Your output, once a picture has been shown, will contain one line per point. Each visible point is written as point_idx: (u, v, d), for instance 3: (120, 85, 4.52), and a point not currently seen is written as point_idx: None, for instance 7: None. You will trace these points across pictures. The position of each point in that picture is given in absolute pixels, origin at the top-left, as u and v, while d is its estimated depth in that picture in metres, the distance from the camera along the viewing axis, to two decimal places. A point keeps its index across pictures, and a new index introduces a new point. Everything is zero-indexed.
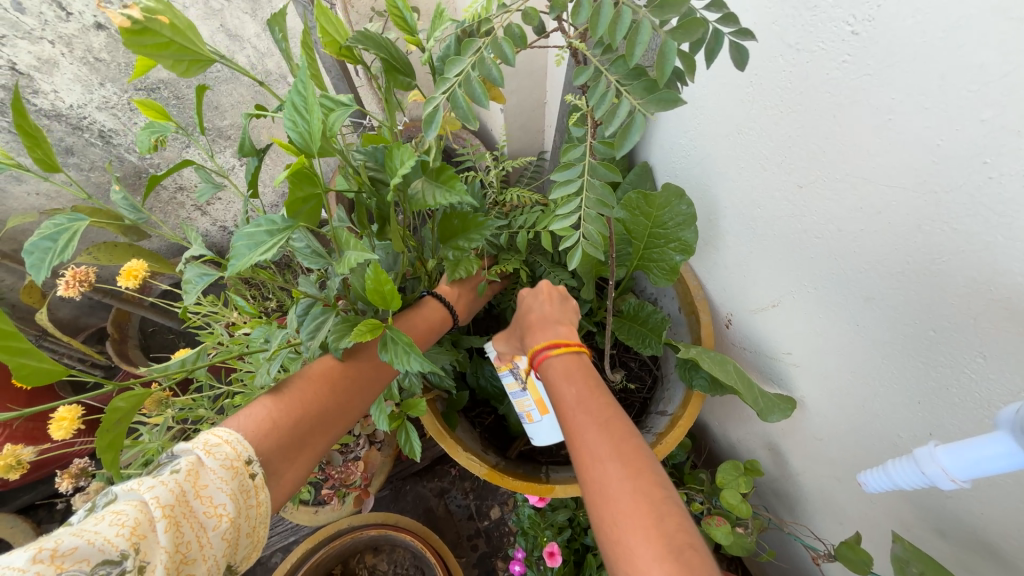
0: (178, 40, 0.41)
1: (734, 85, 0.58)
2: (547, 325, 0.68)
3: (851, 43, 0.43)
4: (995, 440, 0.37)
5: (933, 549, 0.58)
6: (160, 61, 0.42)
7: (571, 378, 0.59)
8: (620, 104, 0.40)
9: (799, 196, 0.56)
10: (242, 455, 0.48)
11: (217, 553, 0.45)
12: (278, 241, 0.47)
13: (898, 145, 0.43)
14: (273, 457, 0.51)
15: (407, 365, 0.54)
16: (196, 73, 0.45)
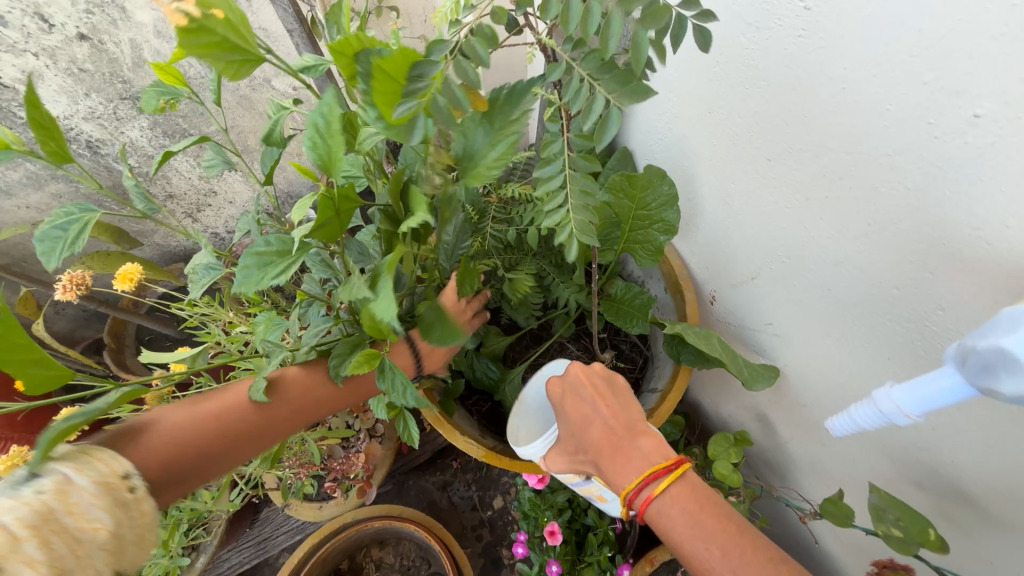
0: (230, 38, 0.41)
1: (702, 66, 0.60)
2: (625, 444, 0.61)
3: (805, 18, 0.46)
4: (946, 373, 0.40)
5: (912, 502, 0.60)
6: (210, 64, 0.41)
7: (679, 504, 0.55)
8: (594, 98, 0.42)
9: (768, 168, 0.58)
10: (118, 470, 0.47)
11: (96, 563, 0.45)
12: (289, 262, 0.51)
13: (853, 113, 0.46)
14: (186, 459, 0.53)
15: (404, 401, 0.55)
16: (246, 74, 0.45)
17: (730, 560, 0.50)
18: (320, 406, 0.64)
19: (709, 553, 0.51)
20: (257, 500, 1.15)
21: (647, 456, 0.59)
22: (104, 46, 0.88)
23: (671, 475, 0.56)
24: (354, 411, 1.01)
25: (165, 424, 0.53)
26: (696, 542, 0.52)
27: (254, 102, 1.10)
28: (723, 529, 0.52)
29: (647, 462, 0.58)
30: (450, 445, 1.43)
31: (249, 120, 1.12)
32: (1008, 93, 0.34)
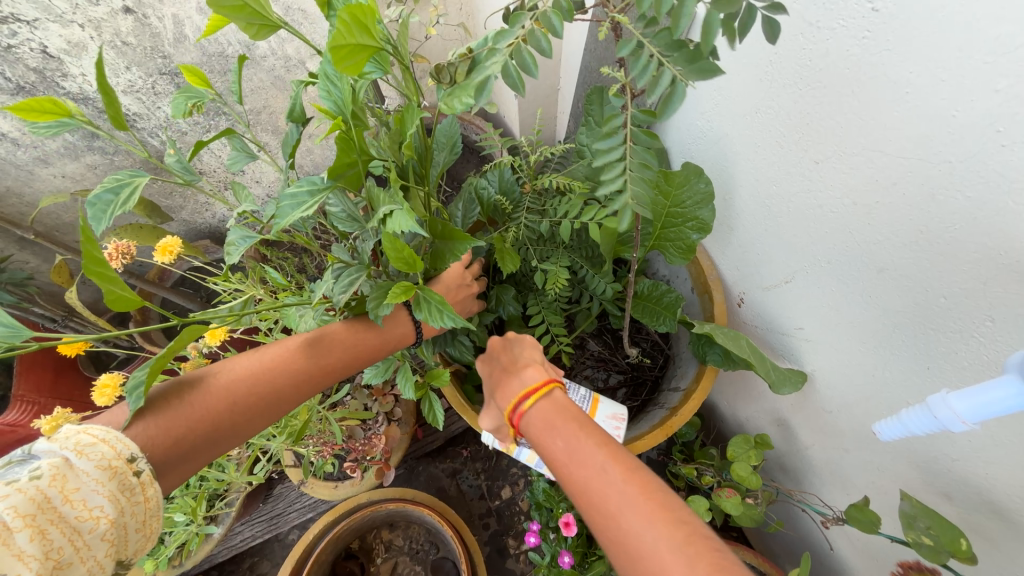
0: (252, 6, 0.48)
1: (753, 64, 0.60)
2: (517, 377, 0.67)
3: (871, 20, 0.45)
4: (1003, 383, 0.42)
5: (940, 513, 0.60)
6: (236, 24, 0.49)
7: (543, 415, 0.60)
8: (662, 74, 0.42)
9: (816, 171, 0.58)
10: (123, 454, 0.47)
11: (97, 554, 0.45)
12: (316, 200, 0.55)
13: (915, 119, 0.45)
14: (206, 427, 0.53)
15: (441, 321, 0.58)
16: (264, 37, 0.52)
17: (577, 456, 0.53)
18: (336, 372, 0.63)
19: (556, 451, 0.56)
20: (273, 477, 1.16)
21: (524, 382, 0.65)
22: (147, 20, 0.88)
23: (536, 394, 0.62)
24: (374, 394, 1.02)
25: (191, 385, 0.54)
26: (552, 445, 0.56)
27: (288, 84, 1.10)
28: (576, 431, 0.56)
29: (522, 386, 0.64)
30: (460, 434, 1.44)
31: (281, 101, 1.13)
32: None
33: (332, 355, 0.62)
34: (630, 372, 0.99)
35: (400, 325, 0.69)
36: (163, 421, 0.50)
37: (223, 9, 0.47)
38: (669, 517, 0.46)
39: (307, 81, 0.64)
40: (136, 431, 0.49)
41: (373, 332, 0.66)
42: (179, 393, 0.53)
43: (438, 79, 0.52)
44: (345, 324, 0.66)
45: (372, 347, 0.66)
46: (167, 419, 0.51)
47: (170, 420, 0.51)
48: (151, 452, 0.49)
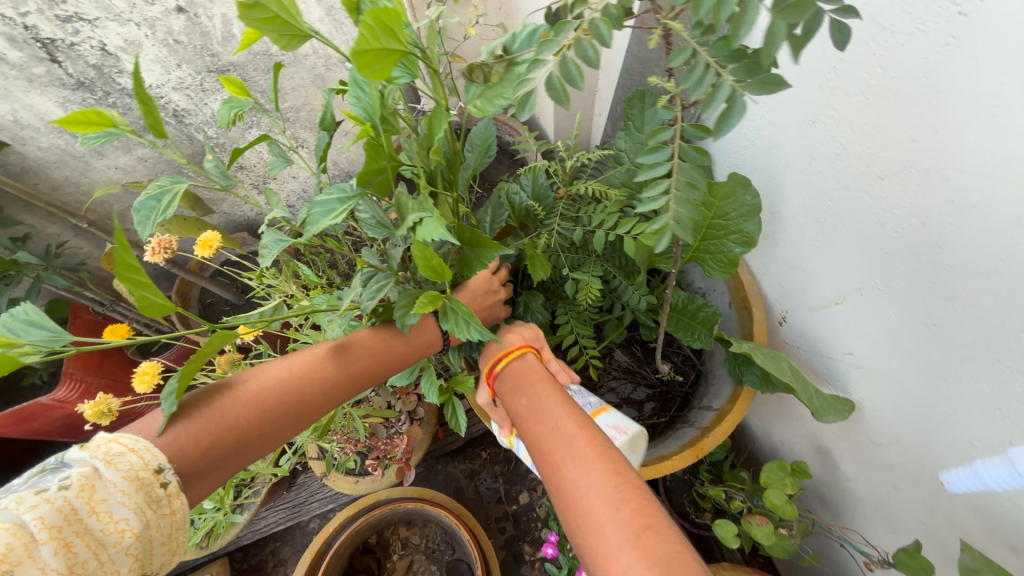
0: (282, 17, 0.48)
1: (812, 71, 0.56)
2: (498, 339, 0.72)
3: (956, 25, 0.41)
4: None
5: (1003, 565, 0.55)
6: (266, 35, 0.50)
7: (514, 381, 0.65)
8: (719, 87, 0.39)
9: (879, 187, 0.53)
10: (151, 464, 0.48)
11: (121, 568, 0.46)
12: (346, 208, 0.55)
13: (1001, 136, 0.41)
14: (235, 435, 0.53)
15: (466, 334, 0.58)
16: (295, 47, 0.53)
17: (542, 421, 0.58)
18: (362, 381, 0.63)
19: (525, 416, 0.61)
20: (296, 468, 1.18)
21: (502, 346, 0.70)
22: (198, 19, 0.91)
23: (509, 356, 0.67)
24: (397, 392, 1.03)
25: (222, 395, 0.54)
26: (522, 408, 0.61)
27: (327, 82, 1.12)
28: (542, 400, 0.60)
29: (498, 348, 0.69)
30: (481, 435, 1.44)
31: (320, 99, 1.15)
32: None
33: (358, 363, 0.62)
34: (659, 387, 0.96)
35: (426, 333, 0.68)
36: (195, 432, 0.51)
37: (254, 23, 0.47)
38: (608, 472, 0.50)
39: (337, 86, 0.64)
40: (168, 440, 0.50)
41: (398, 340, 0.66)
42: (210, 402, 0.54)
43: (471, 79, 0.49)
44: (371, 331, 0.65)
45: (397, 355, 0.65)
46: (198, 429, 0.51)
47: (201, 429, 0.52)
48: (182, 461, 0.50)
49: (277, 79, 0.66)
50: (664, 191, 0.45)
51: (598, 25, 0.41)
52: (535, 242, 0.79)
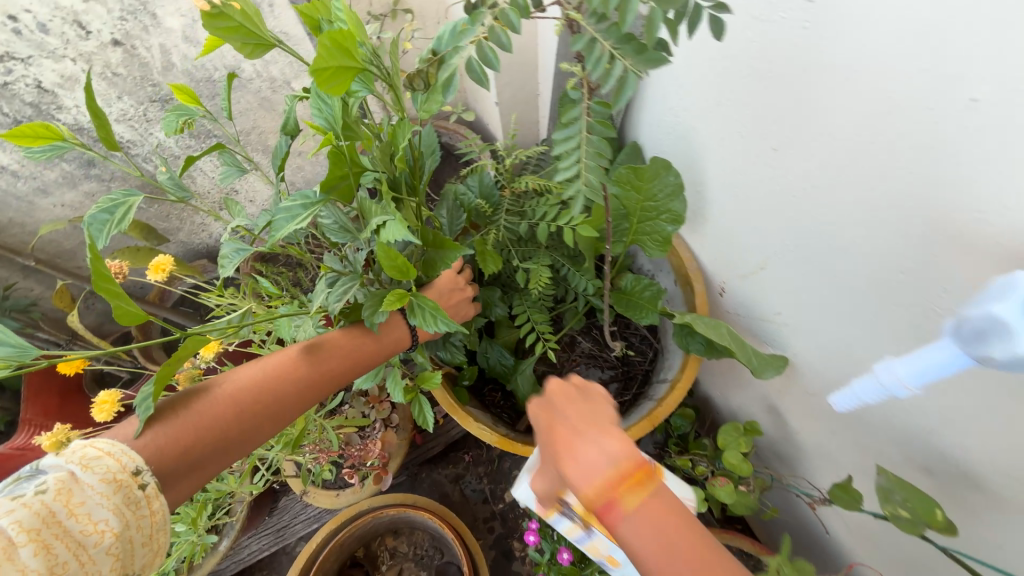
0: (245, 26, 0.51)
1: (708, 60, 0.62)
2: None
3: (809, 12, 0.47)
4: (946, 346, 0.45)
5: (924, 487, 0.60)
6: (230, 44, 0.52)
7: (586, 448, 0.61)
8: (613, 69, 0.44)
9: (776, 158, 0.59)
10: (128, 466, 0.49)
11: (103, 568, 0.47)
12: (310, 213, 0.58)
13: (860, 102, 0.47)
14: (211, 439, 0.55)
15: (435, 327, 0.61)
16: (259, 55, 0.55)
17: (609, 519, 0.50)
18: (334, 380, 0.65)
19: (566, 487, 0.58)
20: (274, 489, 1.15)
21: None
22: (136, 51, 0.92)
23: None
24: (371, 401, 1.04)
25: (197, 400, 0.56)
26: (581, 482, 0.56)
27: (275, 104, 1.13)
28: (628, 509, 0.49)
29: None
30: (462, 438, 1.45)
31: (269, 121, 1.16)
32: (1005, 77, 0.36)
33: (330, 363, 0.64)
34: (621, 367, 1.01)
35: (396, 331, 0.71)
36: (170, 435, 0.52)
37: (217, 32, 0.50)
38: None
39: (301, 94, 0.68)
40: (143, 443, 0.51)
41: (369, 337, 0.68)
42: (185, 407, 0.55)
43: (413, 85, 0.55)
44: (343, 331, 0.68)
45: (367, 353, 0.68)
46: (174, 433, 0.53)
47: (176, 432, 0.53)
48: (158, 464, 0.51)
49: (231, 88, 0.69)
50: (575, 160, 0.50)
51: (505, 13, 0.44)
52: (483, 239, 0.83)
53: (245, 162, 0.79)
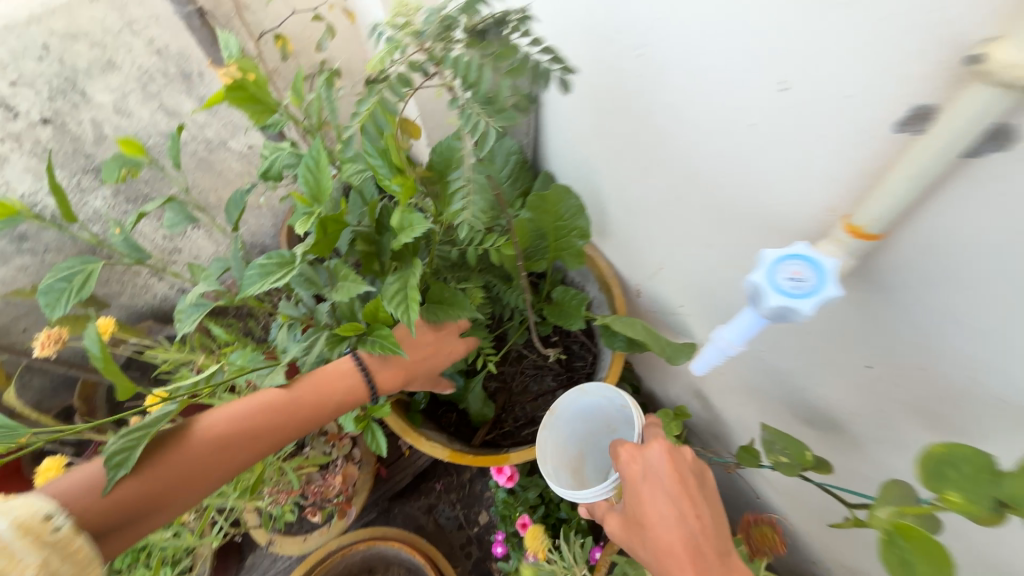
0: (253, 93, 0.57)
1: (584, 99, 0.73)
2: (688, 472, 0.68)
3: (640, 62, 0.58)
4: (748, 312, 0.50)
5: (810, 438, 0.70)
6: (243, 110, 0.58)
7: (680, 481, 0.63)
8: (483, 126, 0.48)
9: (648, 176, 0.70)
10: (38, 513, 0.51)
11: None
12: (286, 277, 0.55)
13: (684, 129, 0.58)
14: (178, 481, 0.59)
15: None
16: (267, 120, 0.61)
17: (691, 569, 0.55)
18: (304, 420, 0.68)
19: (651, 528, 0.60)
20: (235, 541, 1.09)
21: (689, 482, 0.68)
22: (67, 127, 0.92)
23: None
24: (331, 439, 1.05)
25: (182, 434, 0.61)
26: (681, 529, 0.58)
27: (212, 163, 1.13)
28: (706, 566, 0.55)
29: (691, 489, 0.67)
30: (431, 466, 1.44)
31: (208, 181, 1.15)
32: (766, 108, 0.47)
33: (303, 403, 0.68)
34: (565, 373, 1.08)
35: (390, 365, 0.73)
36: (139, 474, 0.57)
37: (232, 100, 0.56)
38: None
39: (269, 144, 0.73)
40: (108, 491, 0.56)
41: (348, 375, 0.72)
42: (171, 439, 0.60)
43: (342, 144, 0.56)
44: (325, 368, 0.71)
45: (337, 395, 0.70)
46: (141, 476, 0.57)
47: (143, 476, 0.57)
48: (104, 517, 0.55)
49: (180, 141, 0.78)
50: (462, 197, 0.58)
51: (391, 88, 0.49)
52: None
53: (194, 211, 0.80)
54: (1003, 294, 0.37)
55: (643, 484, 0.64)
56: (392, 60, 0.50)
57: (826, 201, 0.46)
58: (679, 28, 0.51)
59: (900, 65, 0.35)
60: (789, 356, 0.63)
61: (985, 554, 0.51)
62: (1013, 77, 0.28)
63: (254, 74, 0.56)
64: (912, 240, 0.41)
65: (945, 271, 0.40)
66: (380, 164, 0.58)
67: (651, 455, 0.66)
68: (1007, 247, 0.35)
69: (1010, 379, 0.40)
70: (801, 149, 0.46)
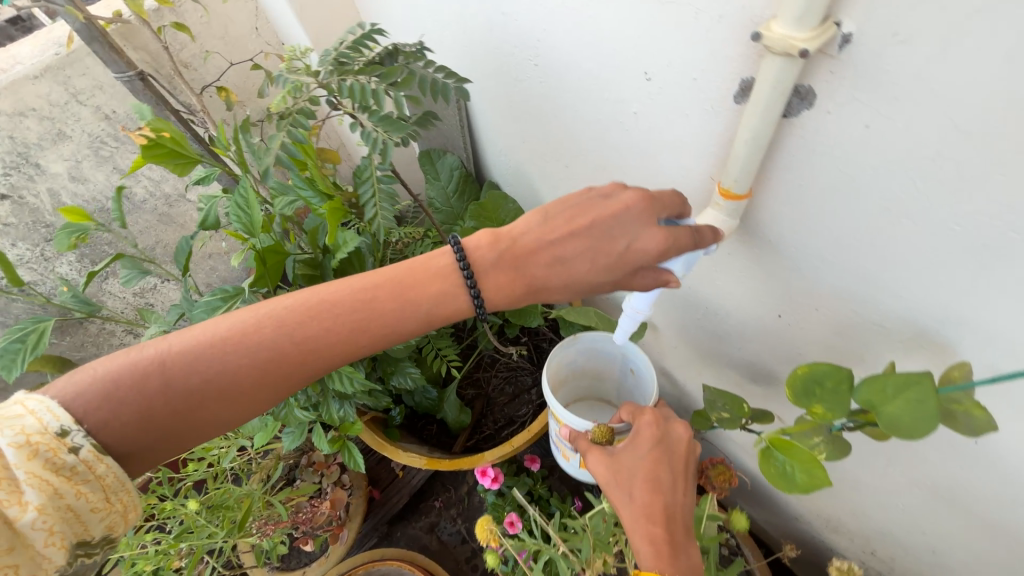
0: (170, 146, 0.59)
1: (506, 110, 0.79)
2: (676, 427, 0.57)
3: (539, 70, 0.65)
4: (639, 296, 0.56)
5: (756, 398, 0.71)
6: (164, 165, 0.60)
7: (685, 469, 0.53)
8: (385, 144, 0.59)
9: (570, 171, 0.74)
10: (50, 428, 0.38)
11: None
12: (230, 304, 0.59)
13: (584, 126, 0.64)
14: (152, 398, 0.42)
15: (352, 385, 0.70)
16: (191, 171, 0.63)
17: (648, 538, 0.48)
18: (349, 341, 0.46)
19: (628, 489, 0.52)
20: None
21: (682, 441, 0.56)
22: (24, 200, 0.91)
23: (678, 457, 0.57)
24: (317, 468, 1.04)
25: (184, 331, 0.44)
26: (661, 501, 0.50)
27: (175, 217, 1.14)
28: (667, 542, 0.47)
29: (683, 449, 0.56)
30: (428, 482, 1.22)
31: (173, 235, 1.16)
32: (640, 95, 0.52)
33: (326, 317, 0.46)
34: (538, 370, 1.11)
35: (541, 262, 0.47)
36: (124, 365, 0.42)
37: (151, 157, 0.58)
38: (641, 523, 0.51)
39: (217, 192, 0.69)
40: (103, 362, 0.43)
41: (450, 276, 0.48)
42: (165, 338, 0.44)
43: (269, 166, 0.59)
44: (370, 276, 0.48)
45: (424, 300, 0.48)
46: (132, 368, 0.42)
47: (139, 371, 0.42)
48: (107, 415, 0.41)
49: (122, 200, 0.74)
50: (373, 204, 0.65)
51: (295, 121, 0.57)
52: None
53: (146, 265, 0.82)
54: (852, 229, 0.42)
55: (645, 452, 0.53)
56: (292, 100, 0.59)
57: (705, 170, 0.51)
58: (566, 37, 0.57)
59: (722, 49, 0.41)
60: (720, 318, 0.66)
61: (924, 470, 0.54)
62: (787, 47, 0.33)
63: (164, 129, 0.57)
64: (776, 193, 0.46)
65: (807, 216, 0.45)
66: (312, 194, 0.64)
67: (672, 434, 0.55)
68: (841, 186, 0.41)
69: (884, 303, 0.45)
70: (673, 127, 0.51)
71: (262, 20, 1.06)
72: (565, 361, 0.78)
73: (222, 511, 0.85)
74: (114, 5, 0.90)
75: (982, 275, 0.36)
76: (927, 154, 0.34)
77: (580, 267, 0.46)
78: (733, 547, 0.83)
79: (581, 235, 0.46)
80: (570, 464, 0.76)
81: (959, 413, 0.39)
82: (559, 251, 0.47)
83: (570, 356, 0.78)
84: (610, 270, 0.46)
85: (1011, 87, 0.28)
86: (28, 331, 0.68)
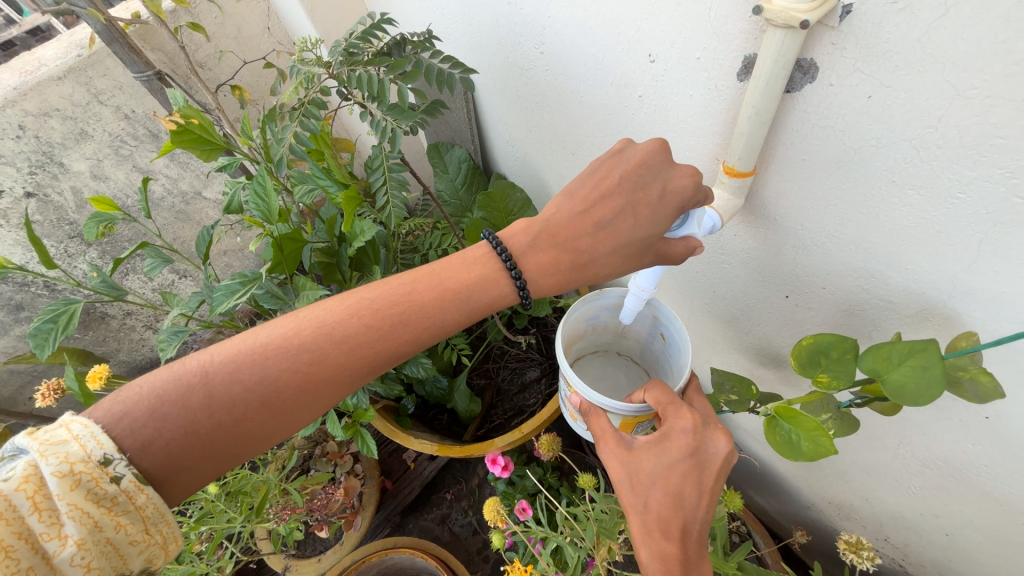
0: (197, 132, 0.60)
1: (511, 100, 0.80)
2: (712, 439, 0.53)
3: (544, 58, 0.66)
4: (653, 272, 0.56)
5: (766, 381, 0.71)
6: (189, 151, 0.62)
7: (713, 488, 0.51)
8: (393, 133, 0.62)
9: (577, 160, 0.74)
10: (94, 456, 0.37)
11: None
12: (248, 288, 0.60)
13: (591, 113, 0.65)
14: (195, 413, 0.41)
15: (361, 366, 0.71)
16: (216, 157, 0.65)
17: (659, 554, 0.48)
18: (392, 335, 0.46)
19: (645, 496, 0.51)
20: (251, 568, 1.07)
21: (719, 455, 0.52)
22: (49, 198, 0.94)
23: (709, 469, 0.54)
24: (331, 458, 1.04)
25: (221, 342, 0.44)
26: (680, 517, 0.49)
27: (191, 215, 1.17)
28: (680, 560, 0.47)
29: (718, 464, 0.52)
30: (440, 476, 1.24)
31: (190, 231, 1.19)
32: (645, 80, 0.53)
33: (369, 315, 0.46)
34: (547, 360, 1.12)
35: (584, 228, 0.48)
36: (167, 380, 0.41)
37: (179, 143, 0.60)
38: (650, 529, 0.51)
39: (236, 180, 0.71)
40: (144, 380, 0.41)
41: (487, 262, 0.49)
42: (204, 350, 0.43)
43: (288, 152, 0.61)
44: (406, 274, 0.48)
45: (462, 288, 0.48)
46: (174, 383, 0.41)
47: (182, 386, 0.41)
48: (153, 434, 0.39)
49: (147, 190, 0.75)
50: (383, 190, 0.67)
51: (307, 112, 0.60)
52: None
53: (171, 253, 0.84)
54: (856, 203, 0.43)
55: (672, 462, 0.52)
56: (304, 91, 0.62)
57: (711, 150, 0.51)
58: (570, 25, 0.58)
59: (725, 26, 0.42)
60: (729, 301, 0.66)
61: (933, 449, 0.54)
62: (788, 18, 0.34)
63: (193, 116, 0.59)
64: (780, 169, 0.47)
65: (812, 193, 0.46)
66: (329, 183, 0.65)
67: (711, 449, 0.52)
68: (845, 161, 0.41)
69: (892, 278, 0.45)
70: (680, 108, 0.51)
71: (273, 20, 1.09)
72: (587, 316, 0.76)
73: (240, 497, 0.84)
74: (133, 7, 0.93)
75: (986, 243, 0.36)
76: (928, 122, 0.35)
77: (624, 229, 0.47)
78: (744, 533, 0.83)
79: (614, 194, 0.47)
80: (579, 427, 0.76)
81: (966, 381, 0.40)
82: (596, 214, 0.47)
83: (593, 311, 0.76)
84: (654, 217, 0.47)
85: (1010, 51, 0.29)
86: (58, 314, 0.71)
